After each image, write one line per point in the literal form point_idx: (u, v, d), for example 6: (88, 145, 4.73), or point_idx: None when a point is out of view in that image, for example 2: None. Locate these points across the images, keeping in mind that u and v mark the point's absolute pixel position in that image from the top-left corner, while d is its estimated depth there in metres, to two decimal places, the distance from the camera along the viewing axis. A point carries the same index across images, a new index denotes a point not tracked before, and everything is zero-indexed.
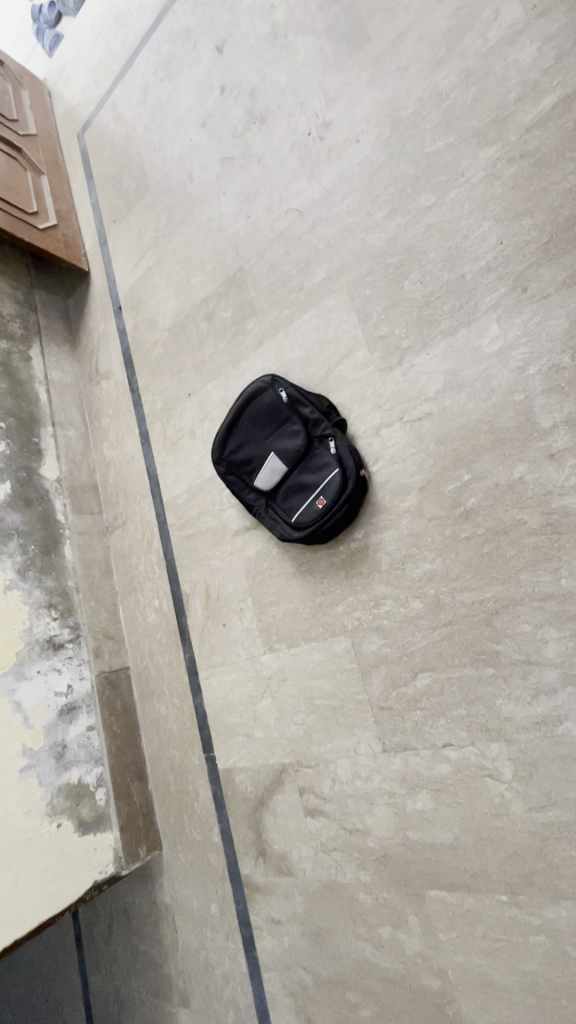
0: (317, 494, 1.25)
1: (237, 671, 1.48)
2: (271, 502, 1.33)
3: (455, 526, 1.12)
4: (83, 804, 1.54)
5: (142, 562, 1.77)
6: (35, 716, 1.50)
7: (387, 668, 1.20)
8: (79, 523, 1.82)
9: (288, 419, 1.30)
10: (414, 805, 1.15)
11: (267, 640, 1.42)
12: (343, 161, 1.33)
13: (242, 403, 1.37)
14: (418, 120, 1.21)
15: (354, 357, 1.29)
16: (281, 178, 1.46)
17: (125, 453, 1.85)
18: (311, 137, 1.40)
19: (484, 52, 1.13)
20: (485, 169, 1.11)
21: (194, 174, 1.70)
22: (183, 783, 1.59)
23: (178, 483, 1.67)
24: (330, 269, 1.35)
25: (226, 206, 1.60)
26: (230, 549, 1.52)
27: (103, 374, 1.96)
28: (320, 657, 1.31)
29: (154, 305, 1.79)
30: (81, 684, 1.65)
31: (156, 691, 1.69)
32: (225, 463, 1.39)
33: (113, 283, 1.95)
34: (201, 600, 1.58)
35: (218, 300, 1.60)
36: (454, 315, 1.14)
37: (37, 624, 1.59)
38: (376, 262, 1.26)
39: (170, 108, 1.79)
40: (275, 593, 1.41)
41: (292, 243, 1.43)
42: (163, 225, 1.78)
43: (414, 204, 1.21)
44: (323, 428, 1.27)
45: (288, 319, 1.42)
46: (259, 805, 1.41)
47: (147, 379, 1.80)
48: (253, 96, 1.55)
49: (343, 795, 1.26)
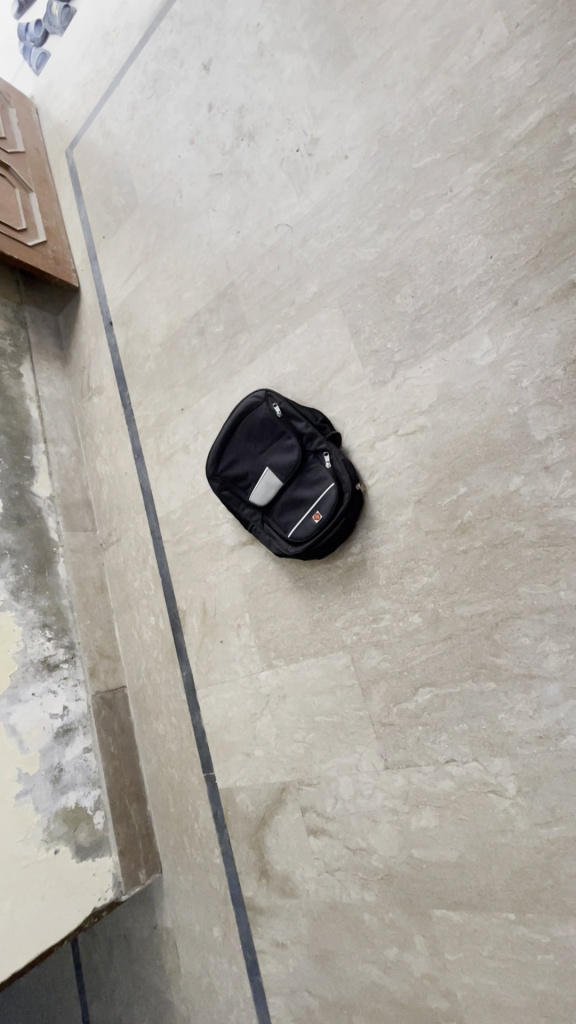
0: (314, 509, 1.25)
1: (235, 688, 1.46)
2: (267, 517, 1.34)
3: (453, 539, 1.11)
4: (81, 828, 1.50)
5: (137, 578, 1.75)
6: (30, 739, 1.47)
7: (388, 684, 1.19)
8: (73, 540, 1.80)
9: (283, 434, 1.31)
10: (418, 822, 1.13)
11: (265, 656, 1.40)
12: (332, 177, 1.34)
13: (236, 418, 1.38)
14: (406, 136, 1.22)
15: (347, 371, 1.29)
16: (270, 193, 1.47)
17: (118, 469, 1.84)
18: (300, 154, 1.41)
19: (470, 70, 1.14)
20: (474, 182, 1.12)
21: (184, 189, 1.70)
22: (182, 804, 1.57)
23: (172, 498, 1.66)
24: (321, 284, 1.35)
25: (216, 222, 1.60)
26: (226, 564, 1.50)
27: (95, 390, 1.95)
28: (320, 673, 1.30)
29: (146, 320, 1.78)
30: (77, 705, 1.62)
31: (153, 710, 1.66)
32: (219, 478, 1.39)
33: (104, 299, 1.94)
34: (198, 616, 1.57)
35: (210, 315, 1.60)
36: (446, 327, 1.14)
37: (31, 644, 1.57)
38: (366, 276, 1.27)
39: (158, 125, 1.80)
40: (273, 609, 1.40)
41: (282, 258, 1.43)
42: (153, 241, 1.79)
43: (403, 219, 1.22)
44: (318, 442, 1.27)
45: (281, 334, 1.42)
46: (261, 825, 1.39)
47: (139, 394, 1.79)
48: (241, 114, 1.56)
49: (346, 813, 1.24)
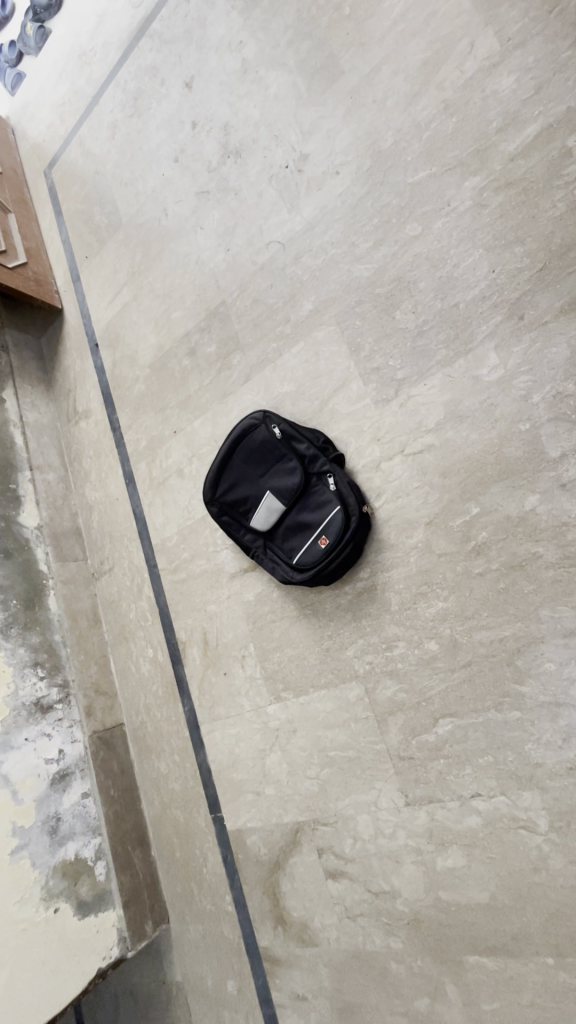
0: (319, 533, 1.20)
1: (242, 723, 1.39)
2: (269, 543, 1.29)
3: (468, 561, 1.07)
4: (82, 882, 1.41)
5: (132, 609, 1.67)
6: (25, 789, 1.38)
7: (405, 715, 1.13)
8: (63, 571, 1.73)
9: (283, 456, 1.27)
10: (444, 862, 1.07)
11: (273, 689, 1.34)
12: (324, 193, 1.31)
13: (234, 441, 1.33)
14: (399, 151, 1.20)
15: (348, 389, 1.25)
16: (260, 210, 1.44)
17: (109, 495, 1.77)
18: (289, 171, 1.38)
19: (462, 84, 1.12)
20: (471, 196, 1.10)
21: (169, 208, 1.66)
22: (189, 848, 1.48)
23: (168, 525, 1.59)
24: (317, 302, 1.31)
25: (204, 239, 1.56)
26: (227, 593, 1.44)
27: (82, 414, 1.89)
28: (332, 705, 1.24)
29: (134, 341, 1.73)
30: (73, 747, 1.53)
31: (154, 748, 1.58)
32: (218, 503, 1.34)
33: (89, 320, 1.89)
34: (199, 648, 1.50)
35: (201, 335, 1.55)
36: (449, 344, 1.11)
37: (22, 686, 1.48)
38: (364, 292, 1.24)
39: (140, 143, 1.77)
40: (279, 638, 1.34)
41: (275, 276, 1.39)
42: (139, 261, 1.74)
43: (400, 234, 1.19)
44: (321, 464, 1.23)
45: (276, 353, 1.38)
46: (275, 868, 1.31)
47: (129, 418, 1.73)
48: (227, 132, 1.53)
49: (366, 854, 1.17)
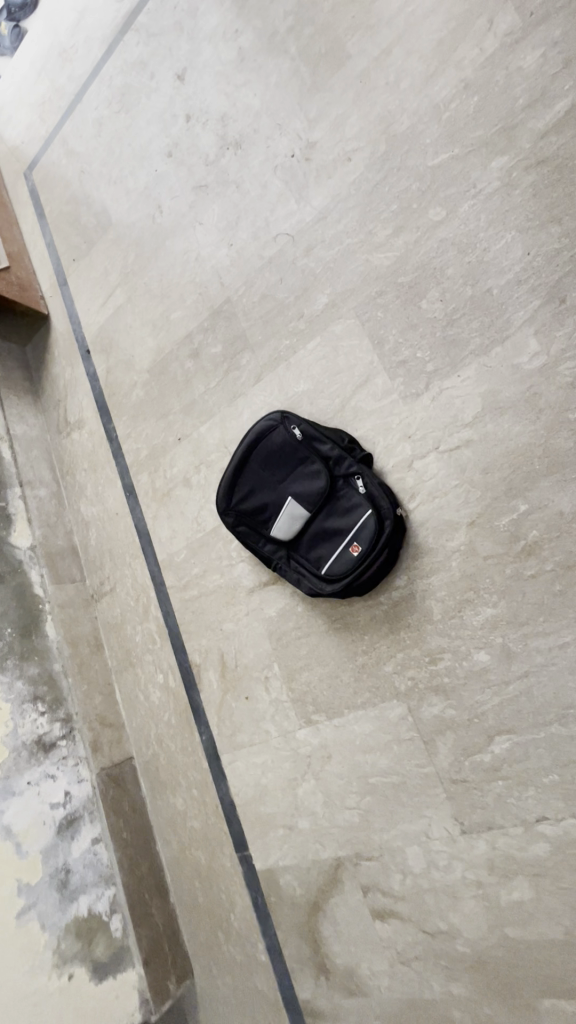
0: (350, 540, 1.12)
1: (268, 751, 1.28)
2: (293, 553, 1.20)
3: (518, 563, 0.99)
4: (97, 940, 1.27)
5: (138, 631, 1.55)
6: (29, 840, 1.24)
7: (455, 734, 1.04)
8: (60, 594, 1.59)
9: (305, 458, 1.18)
10: (509, 896, 0.97)
11: (302, 712, 1.23)
12: (335, 181, 1.24)
13: (250, 445, 1.24)
14: (417, 134, 1.14)
15: (372, 385, 1.17)
16: (265, 202, 1.36)
17: (108, 510, 1.65)
18: (295, 160, 1.31)
19: (482, 62, 1.07)
20: (499, 176, 1.04)
21: (164, 204, 1.58)
22: (213, 893, 1.35)
23: (175, 539, 1.48)
24: (333, 294, 1.24)
25: (204, 235, 1.48)
26: (245, 609, 1.34)
27: (74, 424, 1.77)
28: (371, 727, 1.14)
29: (130, 345, 1.63)
30: (79, 788, 1.39)
31: (169, 783, 1.45)
32: (234, 512, 1.25)
33: (78, 326, 1.78)
34: (216, 671, 1.38)
35: (205, 335, 1.46)
36: (484, 332, 1.04)
37: (22, 724, 1.35)
38: (385, 282, 1.16)
39: (129, 140, 1.68)
40: (307, 656, 1.23)
41: (285, 269, 1.32)
42: (132, 262, 1.65)
43: (422, 219, 1.12)
44: (348, 465, 1.14)
45: (290, 350, 1.30)
46: (314, 911, 1.19)
47: (127, 426, 1.62)
48: (225, 124, 1.45)
49: (418, 890, 1.07)
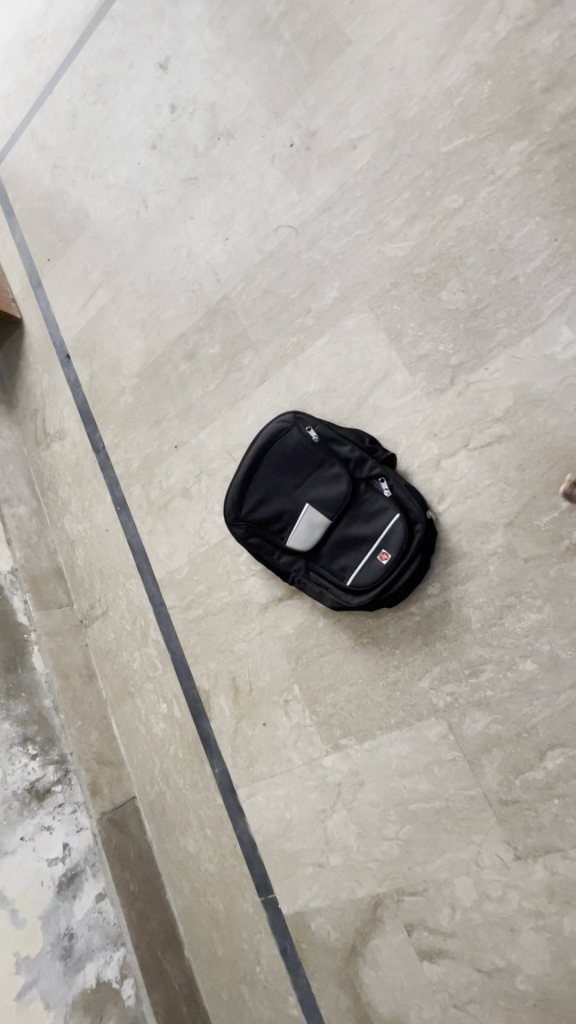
0: (378, 547, 1.04)
1: (292, 781, 1.17)
2: (313, 564, 1.11)
3: (562, 563, 0.94)
4: (108, 1012, 1.14)
5: (136, 657, 1.42)
6: (27, 906, 1.10)
7: (503, 751, 0.97)
8: (46, 622, 1.45)
9: (322, 462, 1.10)
10: (573, 924, 0.90)
11: (329, 737, 1.13)
12: (341, 170, 1.18)
13: (260, 449, 1.15)
14: (428, 120, 1.09)
15: (391, 382, 1.10)
16: (263, 192, 1.29)
17: (96, 527, 1.52)
18: (294, 149, 1.25)
19: (495, 45, 1.03)
20: (520, 162, 1.00)
21: (149, 199, 1.48)
22: (234, 945, 1.22)
23: (175, 554, 1.37)
24: (342, 287, 1.17)
25: (196, 229, 1.39)
26: (259, 627, 1.23)
27: (54, 435, 1.63)
28: (408, 749, 1.05)
29: (115, 348, 1.52)
30: (79, 839, 1.25)
31: (178, 824, 1.32)
32: (244, 523, 1.16)
33: (56, 329, 1.65)
34: (228, 697, 1.27)
35: (201, 335, 1.36)
36: (512, 322, 1.00)
37: (12, 771, 1.20)
38: (400, 274, 1.10)
39: (107, 132, 1.58)
40: (331, 675, 1.14)
41: (289, 263, 1.24)
42: (115, 260, 1.54)
43: (438, 208, 1.07)
44: (371, 467, 1.07)
45: (297, 348, 1.22)
46: (352, 956, 1.09)
47: (115, 435, 1.50)
48: (214, 113, 1.38)
49: (470, 925, 0.98)
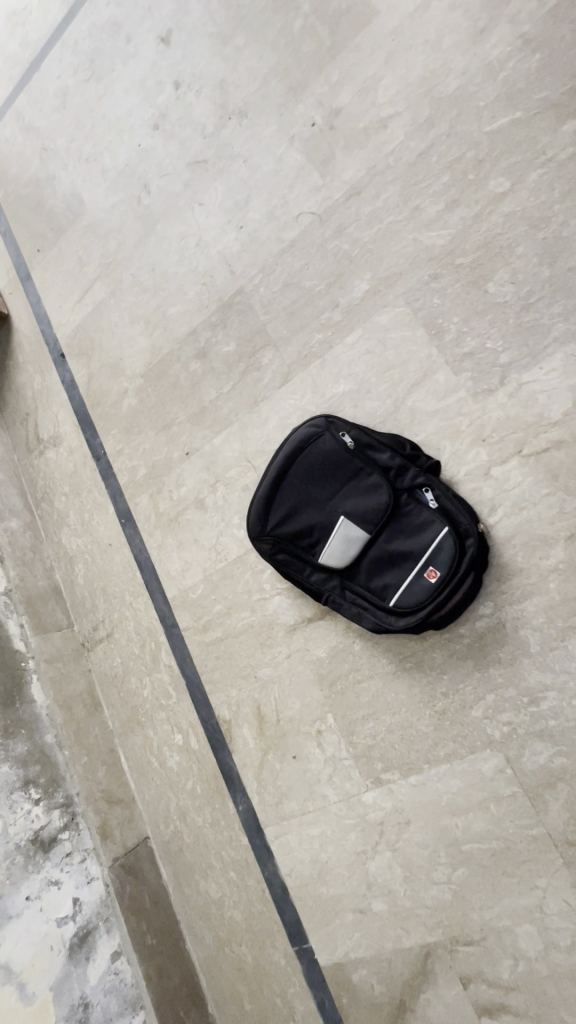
0: (424, 564, 0.95)
1: (327, 819, 1.07)
2: (349, 582, 1.01)
3: None
4: None
5: (146, 684, 1.30)
6: (35, 977, 1.00)
7: (569, 787, 0.88)
8: (46, 647, 1.32)
9: (359, 470, 1.00)
10: None
11: (369, 771, 1.04)
12: (370, 151, 1.09)
13: (288, 456, 1.04)
14: (468, 97, 1.00)
15: (432, 382, 1.01)
16: (281, 176, 1.18)
17: (98, 542, 1.39)
18: (316, 129, 1.15)
19: (542, 16, 0.95)
20: (574, 142, 0.92)
21: (152, 184, 1.36)
22: (265, 1001, 1.11)
23: (189, 571, 1.26)
24: (374, 279, 1.07)
25: (206, 217, 1.28)
26: (286, 650, 1.13)
27: (48, 441, 1.50)
28: (460, 784, 0.96)
29: (116, 346, 1.40)
30: (90, 892, 1.14)
31: (198, 867, 1.20)
32: (271, 538, 1.05)
33: (48, 326, 1.52)
34: (252, 727, 1.16)
35: (214, 331, 1.25)
36: (569, 317, 0.91)
37: (13, 823, 1.08)
38: (441, 264, 1.01)
39: (103, 112, 1.46)
40: (370, 703, 1.04)
41: (312, 252, 1.14)
42: (114, 251, 1.42)
43: (482, 192, 0.98)
44: (413, 476, 0.97)
45: (324, 345, 1.11)
46: (400, 1013, 0.99)
47: (118, 441, 1.38)
48: (224, 91, 1.27)
49: (535, 979, 0.89)
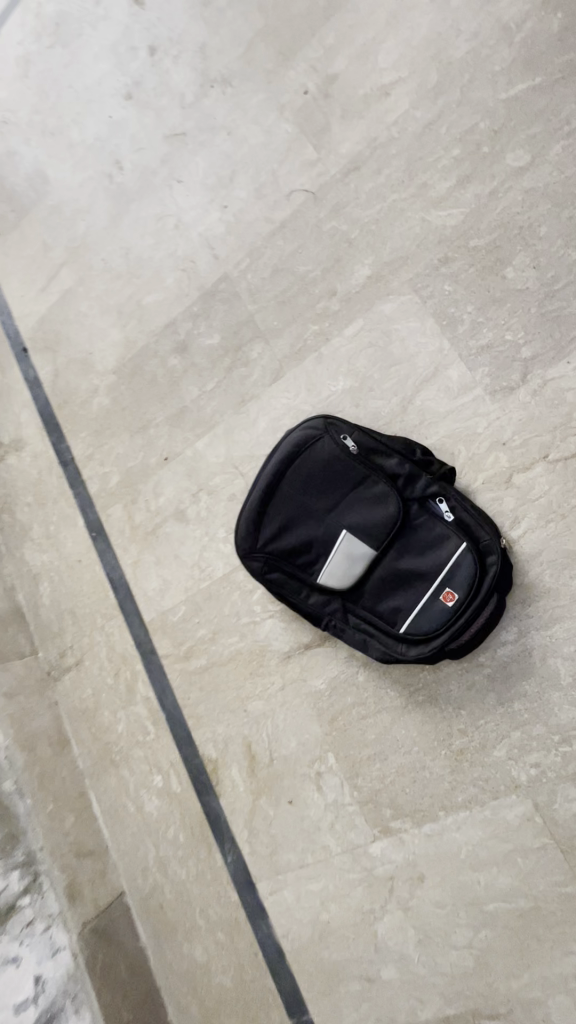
0: (440, 585, 0.83)
1: (329, 873, 0.95)
2: (353, 606, 0.89)
3: None
4: None
5: (121, 719, 1.15)
6: None
7: None
8: (5, 680, 1.16)
9: (363, 478, 0.88)
10: None
11: (376, 818, 0.91)
12: (370, 121, 0.97)
13: (282, 462, 0.92)
14: (481, 62, 0.90)
15: (444, 378, 0.90)
16: (270, 150, 1.06)
17: (65, 558, 1.24)
18: (310, 98, 1.03)
19: None
20: None
21: (125, 159, 1.23)
22: None
23: (169, 591, 1.12)
24: (377, 263, 0.96)
25: (186, 195, 1.14)
26: (280, 681, 1.00)
27: (8, 445, 1.33)
28: (482, 834, 0.84)
29: (85, 339, 1.25)
30: (56, 967, 0.98)
31: (181, 927, 1.06)
32: (263, 555, 0.92)
33: (8, 316, 1.36)
34: (242, 768, 1.03)
35: (195, 322, 1.12)
36: None
37: None
38: (452, 247, 0.90)
39: (69, 80, 1.31)
40: (376, 741, 0.92)
41: (306, 234, 1.02)
42: (83, 234, 1.27)
43: (498, 166, 0.88)
44: (426, 484, 0.86)
45: (320, 337, 0.99)
46: None
47: (88, 445, 1.23)
48: (205, 56, 1.14)
49: None
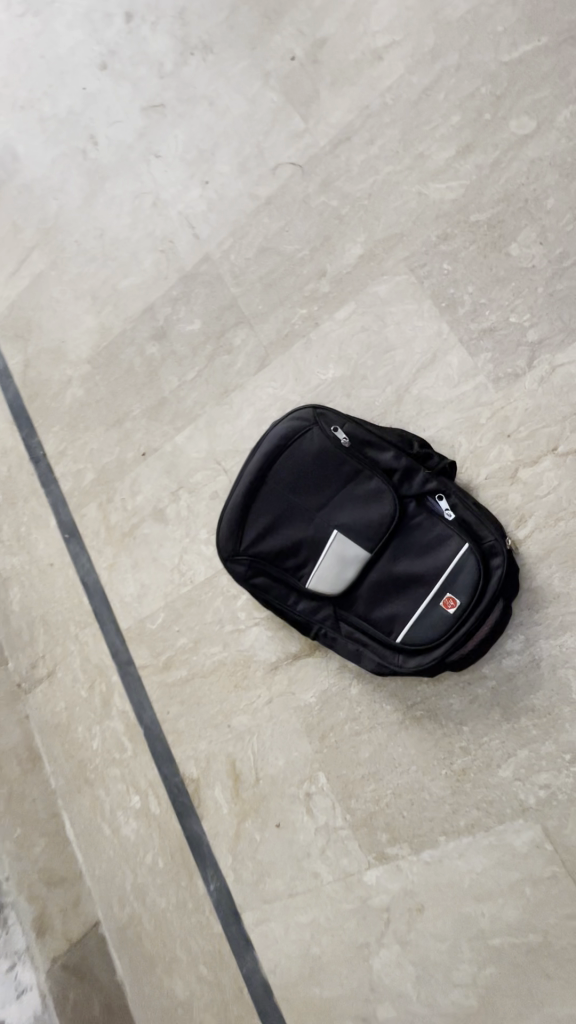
0: (440, 590, 0.76)
1: (320, 904, 0.87)
2: (345, 613, 0.81)
3: None
4: None
5: (96, 735, 1.07)
6: None
7: None
8: None
9: (355, 473, 0.81)
10: None
11: (371, 844, 0.84)
12: (362, 88, 0.90)
13: (267, 456, 0.84)
14: (481, 22, 0.83)
15: (443, 365, 0.82)
16: (254, 121, 0.98)
17: (37, 562, 1.15)
18: (297, 64, 0.95)
19: None
20: None
21: (99, 133, 1.14)
22: None
23: (147, 597, 1.04)
24: (370, 241, 0.88)
25: (164, 171, 1.06)
26: (266, 694, 0.92)
27: None
28: (487, 861, 0.77)
29: (58, 327, 1.17)
30: (20, 1009, 0.92)
31: (160, 961, 0.98)
32: (247, 558, 0.85)
33: None
34: (226, 788, 0.95)
35: (175, 307, 1.04)
36: None
37: None
38: (451, 222, 0.83)
39: (41, 51, 1.23)
40: (371, 759, 0.85)
41: (294, 210, 0.94)
42: (55, 214, 1.19)
43: (501, 135, 0.81)
44: (424, 480, 0.78)
45: (309, 322, 0.92)
46: None
47: (61, 440, 1.15)
48: (185, 22, 1.06)
49: None
